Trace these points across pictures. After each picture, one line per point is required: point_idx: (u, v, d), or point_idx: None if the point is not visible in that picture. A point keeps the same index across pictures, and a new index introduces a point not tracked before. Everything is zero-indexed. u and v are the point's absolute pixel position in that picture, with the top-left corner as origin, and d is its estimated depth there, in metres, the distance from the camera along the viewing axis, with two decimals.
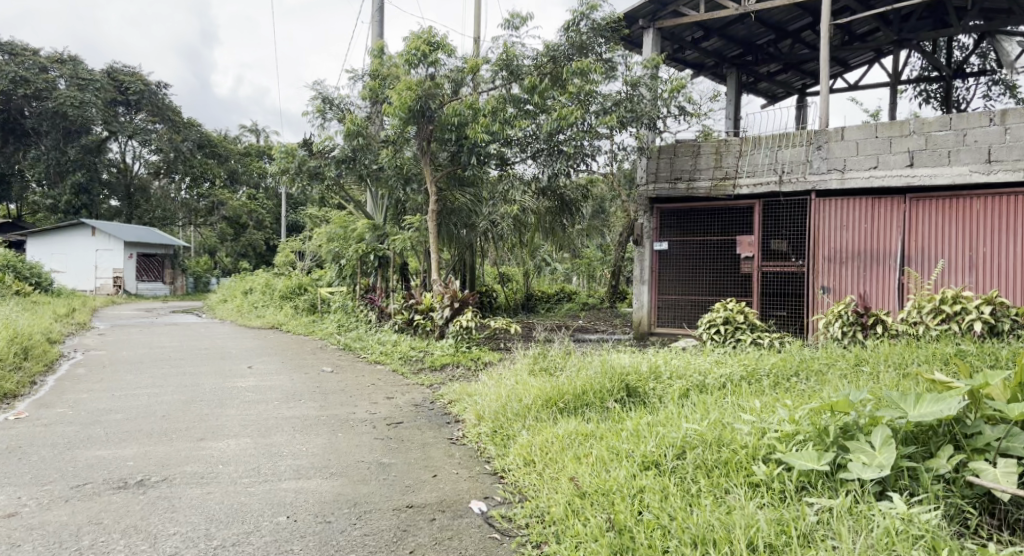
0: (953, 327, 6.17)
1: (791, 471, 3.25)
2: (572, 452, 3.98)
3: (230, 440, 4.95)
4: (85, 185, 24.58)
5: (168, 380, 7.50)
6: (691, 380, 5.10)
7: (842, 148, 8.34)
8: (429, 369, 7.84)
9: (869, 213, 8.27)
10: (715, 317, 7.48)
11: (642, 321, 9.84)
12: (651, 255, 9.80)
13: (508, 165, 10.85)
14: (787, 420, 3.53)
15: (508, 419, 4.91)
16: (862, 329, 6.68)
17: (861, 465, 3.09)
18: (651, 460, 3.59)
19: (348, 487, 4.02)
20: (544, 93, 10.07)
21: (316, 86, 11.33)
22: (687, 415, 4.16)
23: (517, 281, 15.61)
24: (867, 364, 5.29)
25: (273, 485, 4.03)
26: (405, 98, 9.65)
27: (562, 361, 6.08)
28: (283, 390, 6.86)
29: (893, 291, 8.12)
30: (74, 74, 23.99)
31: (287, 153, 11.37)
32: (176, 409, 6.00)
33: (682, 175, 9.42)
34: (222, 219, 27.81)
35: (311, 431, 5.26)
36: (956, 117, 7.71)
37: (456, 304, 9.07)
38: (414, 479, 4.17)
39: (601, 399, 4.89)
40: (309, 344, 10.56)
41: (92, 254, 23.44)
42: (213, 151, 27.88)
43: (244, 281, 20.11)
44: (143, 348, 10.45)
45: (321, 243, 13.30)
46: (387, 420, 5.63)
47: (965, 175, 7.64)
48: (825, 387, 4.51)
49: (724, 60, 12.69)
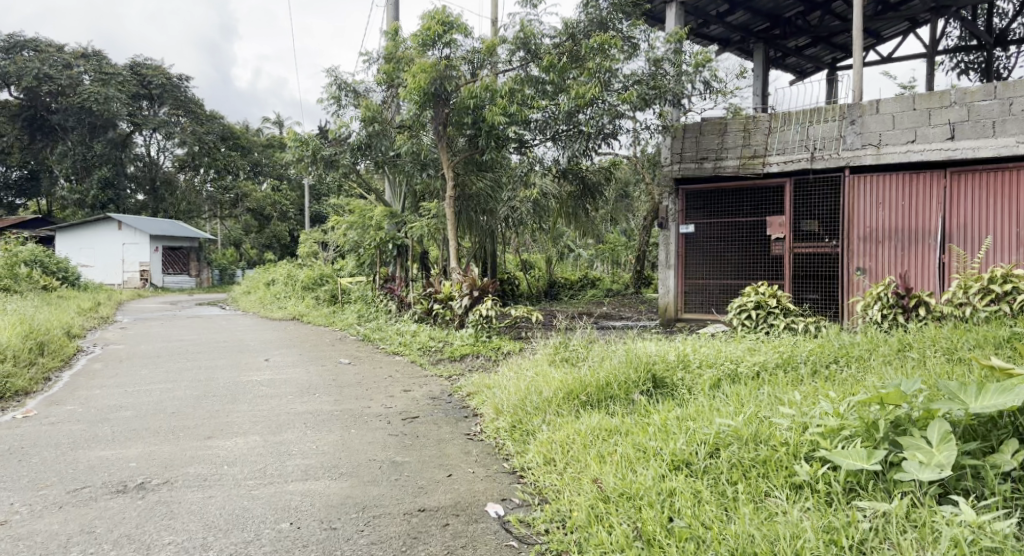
0: (1004, 307, 5.77)
1: (837, 470, 2.93)
2: (595, 450, 3.69)
3: (239, 438, 4.75)
4: (110, 179, 24.71)
5: (183, 374, 7.35)
6: (722, 370, 4.79)
7: (878, 122, 7.91)
8: (448, 360, 7.61)
9: (906, 190, 7.84)
10: (747, 302, 7.13)
11: (669, 307, 9.50)
12: (677, 238, 9.44)
13: (528, 148, 10.54)
14: (831, 413, 3.20)
15: (528, 413, 4.64)
16: (903, 311, 6.28)
17: (917, 464, 2.76)
18: (681, 460, 3.29)
19: (357, 489, 3.79)
20: (563, 72, 9.67)
21: (331, 71, 11.11)
22: (719, 408, 3.86)
23: (540, 268, 15.29)
24: (913, 349, 4.93)
25: (278, 488, 3.81)
26: (419, 81, 9.35)
27: (584, 350, 5.78)
28: (297, 384, 6.66)
29: (934, 271, 7.70)
30: (98, 69, 24.12)
31: (302, 141, 11.14)
32: (187, 405, 5.82)
33: (708, 155, 9.02)
34: (246, 212, 27.82)
35: (322, 427, 5.04)
36: (1001, 85, 7.25)
37: (475, 292, 8.83)
38: (428, 479, 3.93)
39: (626, 391, 4.59)
40: (329, 336, 10.38)
41: (118, 248, 23.60)
42: (236, 143, 27.90)
43: (267, 273, 20.04)
44: (162, 341, 10.34)
45: (340, 232, 13.11)
46: (402, 414, 5.38)
47: (1012, 147, 7.17)
48: (871, 377, 4.17)
49: (750, 34, 12.21)
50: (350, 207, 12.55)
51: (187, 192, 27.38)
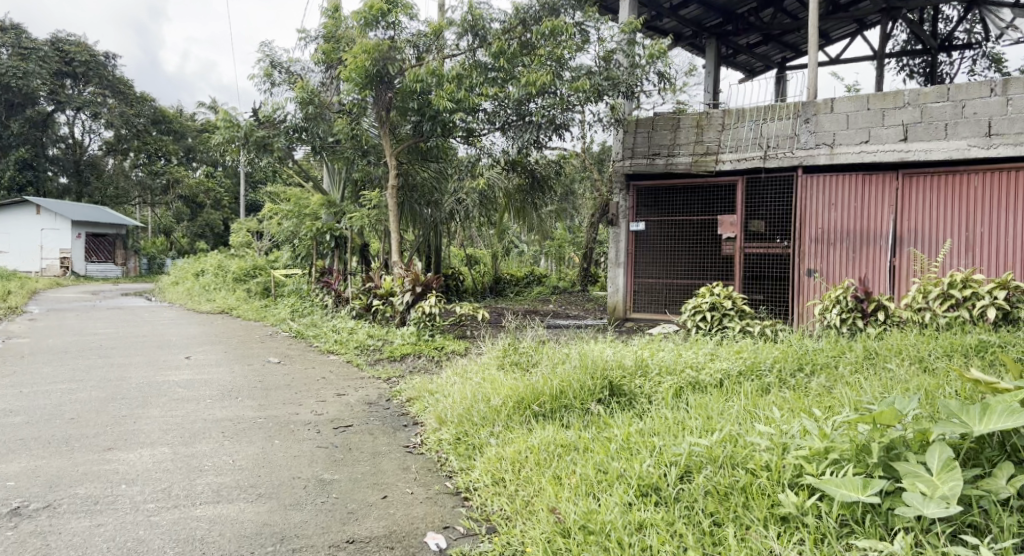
0: (963, 314, 5.62)
1: (827, 502, 2.60)
2: (550, 471, 3.30)
3: (144, 451, 4.16)
4: (29, 161, 23.18)
5: (90, 373, 6.64)
6: (683, 377, 4.45)
7: (832, 121, 7.73)
8: (387, 360, 7.10)
9: (859, 191, 7.68)
10: (701, 303, 6.83)
11: (617, 307, 9.19)
12: (627, 236, 9.12)
13: (476, 137, 10.03)
14: (816, 433, 2.86)
15: (474, 426, 4.19)
16: (862, 316, 6.05)
17: (918, 496, 2.43)
18: (647, 485, 2.94)
19: (276, 515, 3.28)
20: (512, 59, 9.23)
21: (264, 48, 10.44)
22: (686, 423, 3.51)
23: (485, 263, 14.86)
24: (880, 358, 4.70)
25: (183, 513, 3.27)
26: (360, 62, 8.84)
27: (535, 354, 5.35)
28: (219, 386, 6.05)
29: (885, 274, 7.57)
30: (17, 42, 22.45)
31: (230, 121, 10.32)
32: (90, 410, 5.16)
33: (660, 151, 8.72)
34: (178, 199, 26.27)
35: (242, 438, 4.49)
36: (954, 87, 7.13)
37: (418, 288, 8.34)
38: (359, 502, 3.44)
39: (582, 401, 4.19)
40: (259, 331, 9.72)
41: (36, 233, 22.16)
42: (167, 127, 26.47)
43: (198, 263, 19.06)
44: (74, 335, 9.49)
45: (275, 222, 12.41)
46: (333, 423, 4.86)
47: (964, 149, 7.06)
48: (845, 389, 3.85)
49: (702, 29, 11.98)
50: (285, 196, 11.87)
51: (115, 176, 25.89)
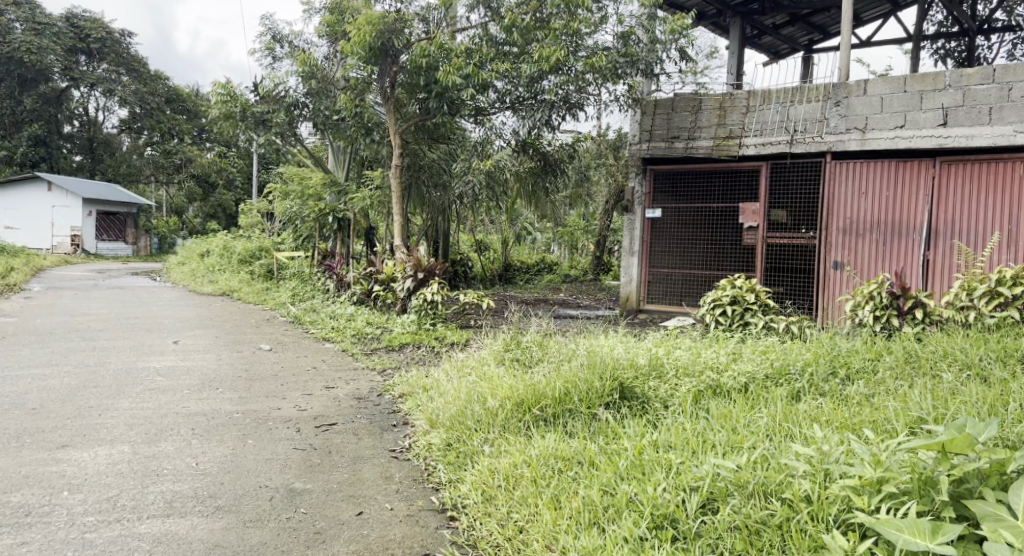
0: (1014, 314, 5.08)
1: (883, 547, 2.14)
2: (549, 492, 2.85)
3: (101, 449, 3.75)
4: (41, 137, 22.93)
5: (70, 357, 6.25)
6: (703, 380, 3.98)
7: (865, 104, 7.16)
8: (385, 349, 6.67)
9: (892, 178, 7.12)
10: (722, 296, 6.29)
11: (630, 297, 8.66)
12: (642, 223, 8.55)
13: (485, 116, 9.52)
14: (866, 459, 2.39)
15: (466, 431, 3.73)
16: (898, 314, 5.51)
17: (1004, 547, 1.94)
18: (663, 516, 2.49)
19: (231, 534, 2.86)
20: (525, 34, 8.66)
21: (267, 19, 9.98)
22: (708, 436, 3.04)
23: (495, 249, 14.39)
24: (925, 364, 4.18)
25: (125, 529, 2.84)
26: (365, 35, 8.31)
27: (540, 349, 4.88)
28: (201, 375, 5.64)
29: (919, 269, 7.02)
30: (31, 17, 22.09)
31: (230, 96, 9.93)
32: (55, 400, 4.75)
33: (679, 134, 8.15)
34: (190, 178, 25.68)
35: (212, 436, 4.06)
36: (1000, 68, 6.55)
37: (420, 274, 7.90)
38: (330, 520, 3.00)
39: (588, 405, 3.73)
40: (256, 315, 9.32)
41: (46, 210, 21.92)
42: (181, 106, 26.13)
43: (204, 243, 18.77)
44: (64, 315, 9.12)
45: (278, 202, 12.01)
46: (316, 420, 4.43)
47: (1009, 136, 6.49)
48: (893, 400, 3.35)
49: (727, 7, 11.30)
50: (289, 175, 11.49)
51: (127, 154, 25.64)
